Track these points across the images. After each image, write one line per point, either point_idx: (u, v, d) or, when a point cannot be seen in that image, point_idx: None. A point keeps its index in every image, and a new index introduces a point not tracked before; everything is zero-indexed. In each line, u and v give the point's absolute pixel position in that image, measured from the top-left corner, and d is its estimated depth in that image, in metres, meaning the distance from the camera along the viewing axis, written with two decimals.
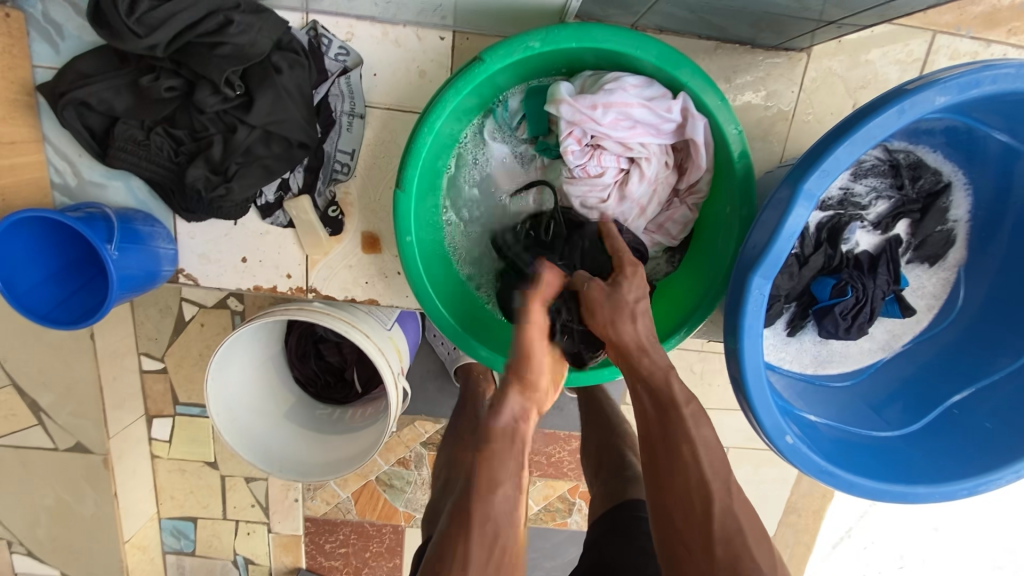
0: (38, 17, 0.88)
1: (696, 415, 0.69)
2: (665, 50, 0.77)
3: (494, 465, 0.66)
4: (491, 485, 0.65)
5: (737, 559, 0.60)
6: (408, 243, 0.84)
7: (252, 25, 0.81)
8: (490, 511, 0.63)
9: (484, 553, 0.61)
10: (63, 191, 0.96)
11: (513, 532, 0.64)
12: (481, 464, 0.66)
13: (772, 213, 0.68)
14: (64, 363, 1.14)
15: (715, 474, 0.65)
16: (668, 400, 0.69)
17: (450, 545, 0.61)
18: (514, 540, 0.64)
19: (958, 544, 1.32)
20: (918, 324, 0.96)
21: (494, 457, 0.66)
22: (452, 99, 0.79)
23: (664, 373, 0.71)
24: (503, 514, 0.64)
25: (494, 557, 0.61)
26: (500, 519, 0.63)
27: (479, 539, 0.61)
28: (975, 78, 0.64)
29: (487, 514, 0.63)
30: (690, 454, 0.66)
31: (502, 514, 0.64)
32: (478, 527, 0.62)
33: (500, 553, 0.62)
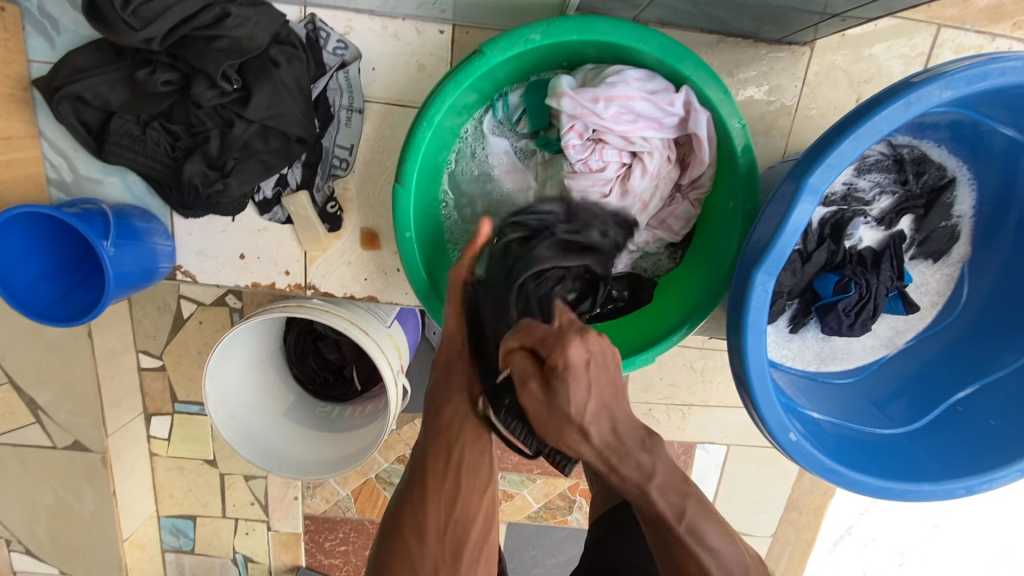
0: (33, 11, 0.87)
1: (696, 526, 0.55)
2: (667, 42, 0.76)
3: (442, 396, 0.76)
4: (442, 415, 0.74)
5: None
6: (407, 239, 0.83)
7: (248, 18, 0.80)
8: (442, 430, 0.74)
9: (439, 475, 0.72)
10: (59, 186, 0.95)
11: (476, 449, 0.74)
12: (432, 396, 0.77)
13: (776, 208, 0.67)
14: (62, 361, 1.13)
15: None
16: (676, 515, 0.56)
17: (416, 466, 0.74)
18: (475, 452, 0.74)
19: (960, 541, 1.31)
20: (921, 321, 0.95)
21: (441, 393, 0.75)
22: (452, 93, 0.78)
23: (643, 487, 0.56)
24: (455, 434, 0.73)
25: (451, 468, 0.72)
26: (454, 437, 0.73)
27: (435, 456, 0.73)
28: (983, 70, 0.63)
29: (443, 433, 0.74)
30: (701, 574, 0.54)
31: (455, 434, 0.73)
32: (433, 453, 0.73)
33: (456, 468, 0.72)
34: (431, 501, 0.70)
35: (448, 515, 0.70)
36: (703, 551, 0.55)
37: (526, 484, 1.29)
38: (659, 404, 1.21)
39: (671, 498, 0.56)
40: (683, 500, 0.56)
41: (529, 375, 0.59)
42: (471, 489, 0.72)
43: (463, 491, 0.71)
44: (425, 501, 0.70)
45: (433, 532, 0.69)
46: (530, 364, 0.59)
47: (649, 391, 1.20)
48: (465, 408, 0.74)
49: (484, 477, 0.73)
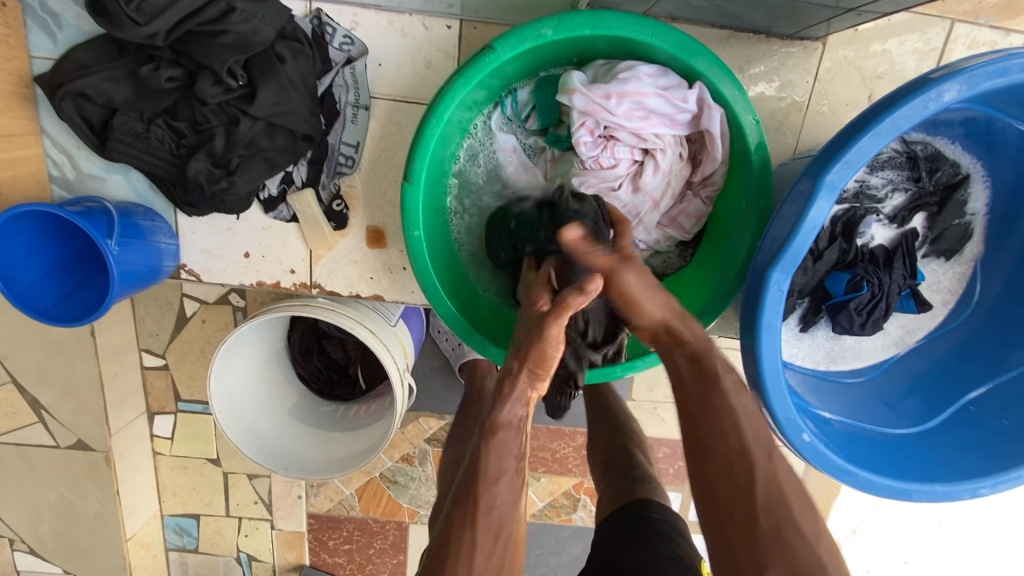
0: (35, 6, 0.86)
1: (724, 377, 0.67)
2: (681, 37, 0.75)
3: (495, 461, 0.66)
4: (492, 485, 0.65)
5: (782, 525, 0.59)
6: (417, 238, 0.82)
7: (254, 13, 0.79)
8: (493, 498, 0.64)
9: (487, 544, 0.62)
10: (61, 184, 0.94)
11: (517, 520, 0.66)
12: (481, 454, 0.67)
13: (792, 206, 0.66)
14: (65, 360, 1.12)
15: (757, 440, 0.63)
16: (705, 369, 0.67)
17: (454, 527, 0.63)
18: (517, 525, 0.66)
19: (966, 540, 1.30)
20: (933, 320, 0.94)
21: (496, 450, 0.66)
22: (462, 89, 0.77)
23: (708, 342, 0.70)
24: (505, 503, 0.65)
25: (500, 546, 0.63)
26: (503, 510, 0.64)
27: (483, 528, 0.63)
28: (1004, 66, 0.62)
29: (491, 504, 0.64)
30: (729, 419, 0.64)
31: (505, 503, 0.65)
32: (483, 516, 0.63)
33: (504, 537, 0.63)
34: (476, 569, 0.61)
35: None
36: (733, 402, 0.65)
37: (530, 482, 1.28)
38: (665, 403, 1.20)
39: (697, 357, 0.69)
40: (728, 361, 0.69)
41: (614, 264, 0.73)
42: (512, 562, 0.64)
43: (507, 564, 0.63)
44: (469, 564, 0.61)
45: None
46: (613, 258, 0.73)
47: (655, 390, 1.19)
48: (518, 476, 0.67)
49: (520, 554, 0.65)
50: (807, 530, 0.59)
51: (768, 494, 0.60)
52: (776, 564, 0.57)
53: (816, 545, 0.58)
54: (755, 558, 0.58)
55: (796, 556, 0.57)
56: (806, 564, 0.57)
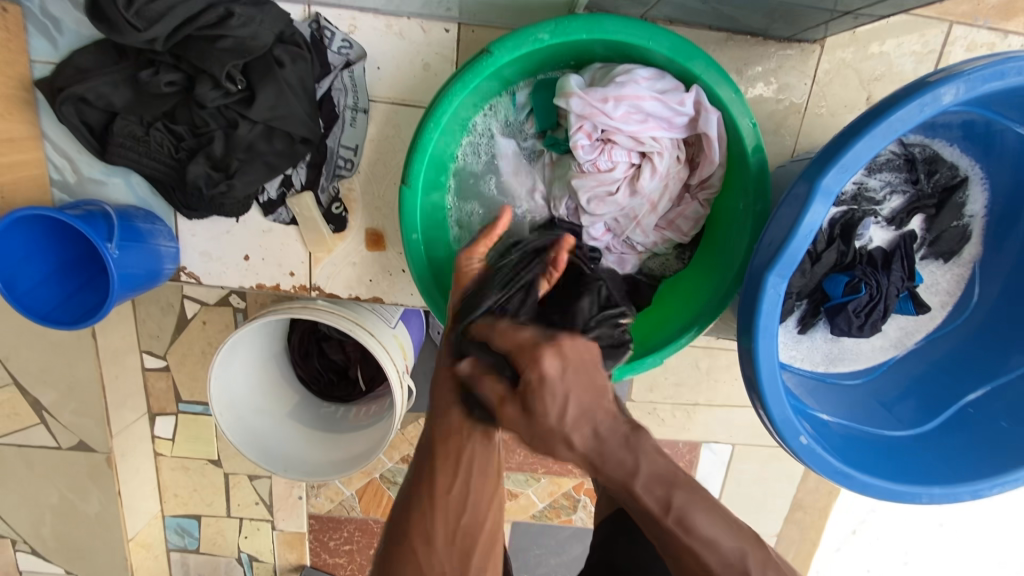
0: (35, 11, 0.86)
1: (684, 513, 0.56)
2: (678, 41, 0.75)
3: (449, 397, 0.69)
4: (452, 427, 0.66)
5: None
6: (414, 241, 0.83)
7: (252, 18, 0.80)
8: (450, 432, 0.66)
9: (448, 472, 0.64)
10: (62, 188, 0.94)
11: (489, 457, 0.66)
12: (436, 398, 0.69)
13: (789, 210, 0.66)
14: (66, 362, 1.13)
15: (726, 569, 0.54)
16: (666, 504, 0.57)
17: (420, 466, 0.66)
18: (488, 456, 0.67)
19: (966, 540, 1.30)
20: (932, 321, 0.94)
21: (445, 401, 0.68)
22: (460, 93, 0.77)
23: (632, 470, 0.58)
24: (465, 434, 0.66)
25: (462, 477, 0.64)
26: (462, 437, 0.66)
27: (442, 458, 0.65)
28: (1000, 69, 0.62)
29: (449, 437, 0.66)
30: (694, 554, 0.55)
31: (462, 436, 0.66)
32: (442, 448, 0.65)
33: (466, 467, 0.65)
34: (439, 510, 0.63)
35: (457, 525, 0.63)
36: (695, 542, 0.55)
37: (530, 483, 1.28)
38: (664, 404, 1.20)
39: (653, 487, 0.57)
40: (669, 491, 0.57)
41: (505, 398, 0.63)
42: (480, 489, 0.65)
43: (474, 494, 0.64)
44: (433, 508, 0.63)
45: (441, 539, 0.62)
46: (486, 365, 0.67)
47: (655, 391, 1.19)
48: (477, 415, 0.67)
49: (494, 483, 0.66)
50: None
51: None
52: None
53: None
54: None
55: None
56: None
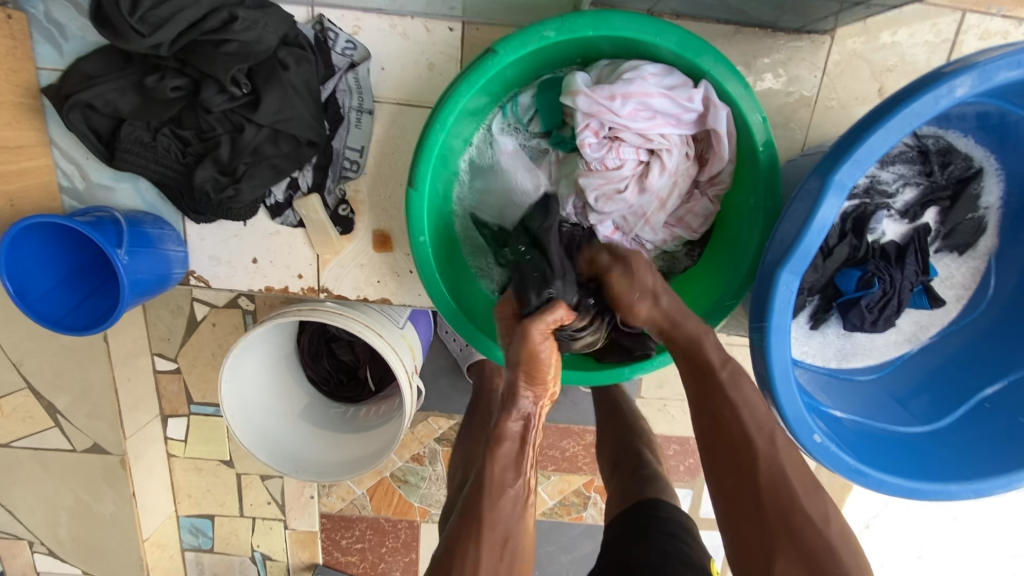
0: (40, 18, 0.86)
1: (736, 373, 0.69)
2: (686, 36, 0.75)
3: (494, 488, 0.67)
4: (498, 496, 0.66)
5: (788, 511, 0.61)
6: (422, 243, 0.82)
7: (257, 21, 0.79)
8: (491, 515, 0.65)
9: (493, 561, 0.63)
10: (71, 194, 0.95)
11: (522, 534, 0.67)
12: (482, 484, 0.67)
13: (801, 205, 0.65)
14: (79, 366, 1.13)
15: (758, 429, 0.65)
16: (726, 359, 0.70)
17: (459, 550, 0.64)
18: (521, 539, 0.67)
19: (979, 534, 1.29)
20: (946, 316, 0.93)
21: (498, 484, 0.67)
22: (465, 93, 0.77)
23: (699, 339, 0.72)
24: (511, 523, 0.66)
25: (504, 562, 0.63)
26: (508, 524, 0.66)
27: (489, 545, 0.64)
28: (1016, 59, 0.61)
29: (496, 522, 0.65)
30: (731, 406, 0.67)
31: (509, 516, 0.66)
32: (487, 529, 0.64)
33: (508, 554, 0.64)
34: None
35: None
36: (736, 394, 0.68)
37: (540, 480, 1.28)
38: (674, 400, 1.19)
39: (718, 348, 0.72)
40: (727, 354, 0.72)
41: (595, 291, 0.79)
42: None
43: None
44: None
45: None
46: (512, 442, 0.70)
47: (664, 387, 1.18)
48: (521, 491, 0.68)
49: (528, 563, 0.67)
50: (816, 517, 0.61)
51: (771, 475, 0.63)
52: (787, 551, 0.59)
53: (824, 526, 0.60)
54: (765, 543, 0.60)
55: (814, 550, 0.59)
56: (817, 547, 0.59)
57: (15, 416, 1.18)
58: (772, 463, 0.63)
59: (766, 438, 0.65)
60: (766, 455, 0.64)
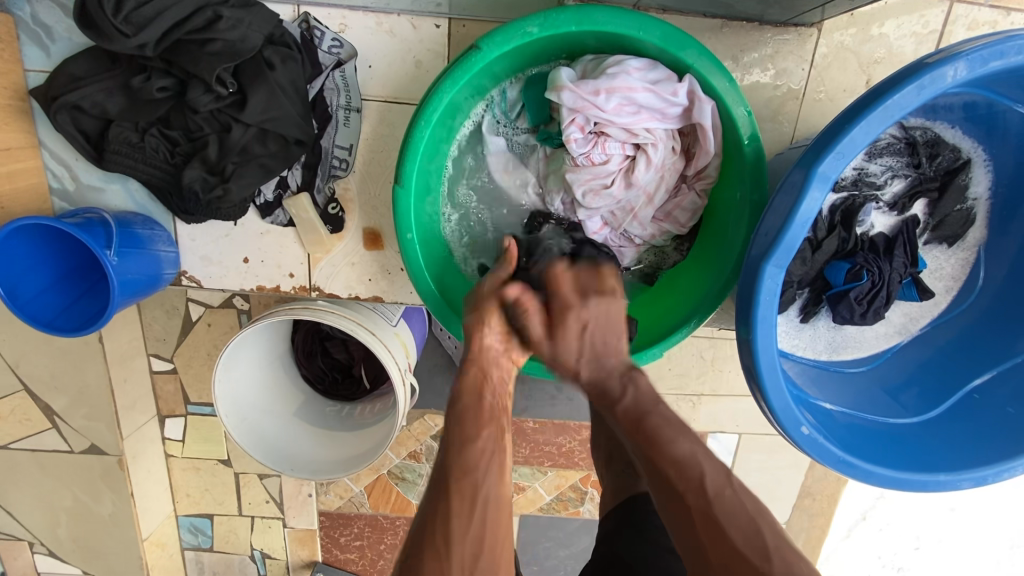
0: (27, 20, 0.87)
1: (656, 431, 0.63)
2: (669, 30, 0.75)
3: (463, 434, 0.63)
4: (467, 442, 0.62)
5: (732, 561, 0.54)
6: (410, 240, 0.82)
7: (241, 20, 0.79)
8: (465, 470, 0.60)
9: (464, 513, 0.58)
10: (61, 196, 0.95)
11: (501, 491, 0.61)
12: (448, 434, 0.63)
13: (785, 198, 0.65)
14: (75, 367, 1.14)
15: (684, 480, 0.59)
16: (641, 422, 0.64)
17: (432, 507, 0.59)
18: (501, 492, 0.61)
19: (976, 524, 1.29)
20: (936, 307, 0.93)
21: (467, 435, 0.62)
22: (449, 90, 0.77)
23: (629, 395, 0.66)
24: (481, 470, 0.61)
25: (477, 512, 0.58)
26: (480, 472, 0.60)
27: (458, 497, 0.59)
28: (998, 49, 0.61)
29: (474, 480, 0.60)
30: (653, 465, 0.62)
31: (478, 466, 0.61)
32: (455, 485, 0.59)
33: (483, 510, 0.59)
34: (456, 553, 0.56)
35: (472, 567, 0.56)
36: (664, 456, 0.61)
37: (537, 476, 1.28)
38: (669, 395, 1.19)
39: (631, 412, 0.65)
40: (643, 412, 0.64)
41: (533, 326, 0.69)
42: (497, 533, 0.59)
43: (491, 536, 0.58)
44: (448, 553, 0.56)
45: None
46: (491, 438, 0.63)
47: (659, 382, 1.18)
48: (493, 441, 0.63)
49: (507, 522, 0.60)
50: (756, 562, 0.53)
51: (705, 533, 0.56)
52: None
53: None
54: None
55: None
56: None
57: (13, 418, 1.19)
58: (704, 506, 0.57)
59: (696, 494, 0.58)
60: (697, 508, 0.58)
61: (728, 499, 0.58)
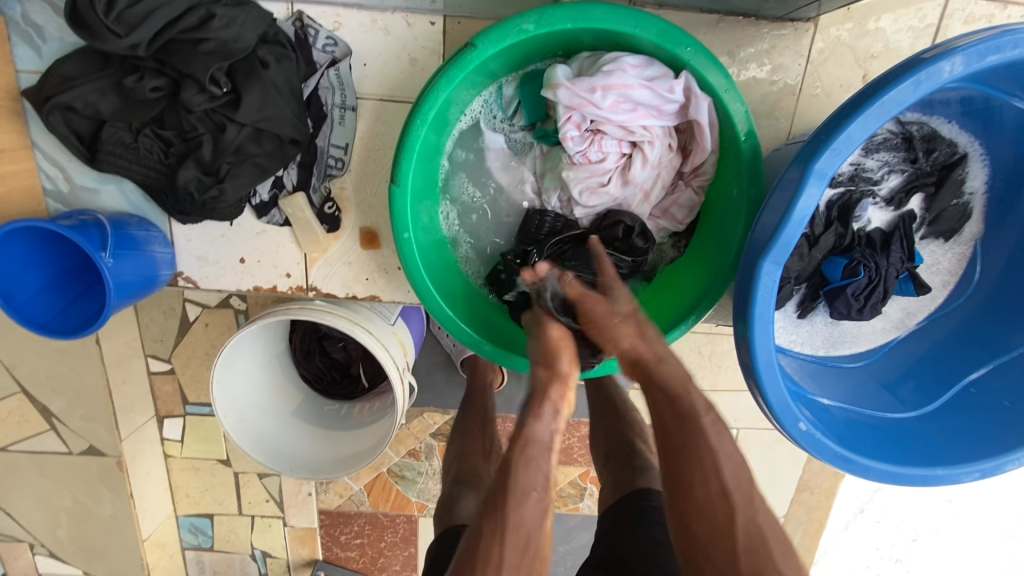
0: (18, 20, 0.86)
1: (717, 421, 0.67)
2: (665, 27, 0.74)
3: (521, 484, 0.62)
4: (524, 493, 0.62)
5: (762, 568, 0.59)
6: (406, 239, 0.82)
7: (235, 19, 0.79)
8: (520, 519, 0.60)
9: (514, 564, 0.59)
10: (55, 197, 0.94)
11: (544, 537, 0.62)
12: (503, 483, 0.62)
13: (782, 195, 0.65)
14: (73, 369, 1.13)
15: (735, 479, 0.63)
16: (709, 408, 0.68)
17: (481, 554, 0.59)
18: (544, 539, 0.62)
19: (973, 516, 1.30)
20: (933, 302, 0.93)
21: (523, 484, 0.62)
22: (445, 88, 0.77)
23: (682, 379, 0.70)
24: (535, 522, 0.61)
25: (527, 563, 0.59)
26: (533, 523, 0.61)
27: (510, 547, 0.59)
28: (995, 44, 0.61)
29: (522, 525, 0.60)
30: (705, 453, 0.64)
31: (533, 519, 0.61)
32: (511, 532, 0.60)
33: (530, 560, 0.60)
34: None
35: None
36: (717, 445, 0.65)
37: None
38: None
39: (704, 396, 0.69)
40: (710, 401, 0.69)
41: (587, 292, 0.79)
42: None
43: None
44: None
45: None
46: (542, 487, 0.63)
47: None
48: (543, 494, 0.63)
49: (544, 571, 0.62)
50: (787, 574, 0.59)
51: (747, 535, 0.60)
52: None
53: None
54: None
55: None
56: None
57: (11, 420, 1.18)
58: (749, 518, 0.62)
59: (744, 496, 0.63)
60: (741, 510, 0.62)
61: (764, 511, 0.63)
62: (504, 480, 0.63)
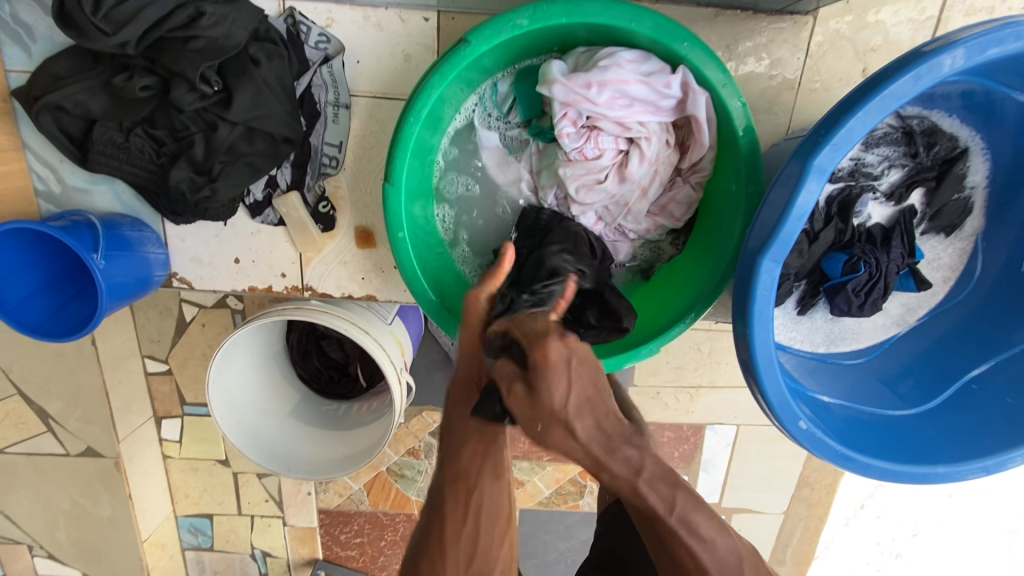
0: (7, 19, 0.85)
1: (688, 518, 0.51)
2: (661, 21, 0.73)
3: (458, 437, 0.63)
4: (461, 443, 0.62)
5: None
6: (401, 239, 0.81)
7: (224, 16, 0.77)
8: (458, 470, 0.60)
9: (458, 514, 0.57)
10: (48, 198, 0.93)
11: (500, 490, 0.59)
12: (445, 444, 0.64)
13: (781, 191, 0.64)
14: (68, 370, 1.13)
15: None
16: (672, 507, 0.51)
17: (431, 514, 0.59)
18: (499, 491, 0.59)
19: (974, 511, 1.29)
20: (934, 297, 0.92)
21: (461, 436, 0.63)
22: (439, 85, 0.75)
23: (632, 481, 0.51)
24: (474, 472, 0.59)
25: (471, 511, 0.57)
26: (476, 473, 0.59)
27: (451, 498, 0.59)
28: (996, 36, 0.60)
29: (459, 473, 0.60)
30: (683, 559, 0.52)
31: (472, 467, 0.60)
32: (451, 484, 0.60)
33: (476, 511, 0.57)
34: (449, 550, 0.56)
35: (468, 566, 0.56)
36: (696, 545, 0.51)
37: (536, 471, 1.28)
38: (668, 387, 1.19)
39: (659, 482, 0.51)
40: (674, 487, 0.51)
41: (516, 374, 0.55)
42: (493, 530, 0.57)
43: (484, 535, 0.57)
44: (443, 550, 0.56)
45: None
46: (481, 437, 0.62)
47: (657, 375, 1.17)
48: (480, 443, 0.61)
49: (507, 523, 0.59)
50: None
51: None
52: None
53: None
54: None
55: None
56: None
57: (8, 422, 1.18)
58: None
59: None
60: None
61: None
62: (446, 442, 0.64)
